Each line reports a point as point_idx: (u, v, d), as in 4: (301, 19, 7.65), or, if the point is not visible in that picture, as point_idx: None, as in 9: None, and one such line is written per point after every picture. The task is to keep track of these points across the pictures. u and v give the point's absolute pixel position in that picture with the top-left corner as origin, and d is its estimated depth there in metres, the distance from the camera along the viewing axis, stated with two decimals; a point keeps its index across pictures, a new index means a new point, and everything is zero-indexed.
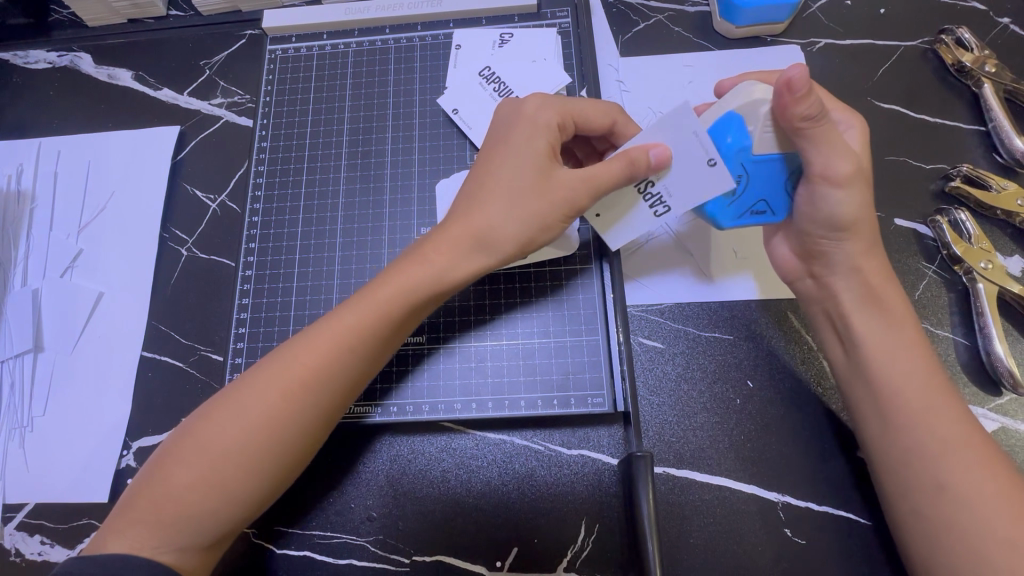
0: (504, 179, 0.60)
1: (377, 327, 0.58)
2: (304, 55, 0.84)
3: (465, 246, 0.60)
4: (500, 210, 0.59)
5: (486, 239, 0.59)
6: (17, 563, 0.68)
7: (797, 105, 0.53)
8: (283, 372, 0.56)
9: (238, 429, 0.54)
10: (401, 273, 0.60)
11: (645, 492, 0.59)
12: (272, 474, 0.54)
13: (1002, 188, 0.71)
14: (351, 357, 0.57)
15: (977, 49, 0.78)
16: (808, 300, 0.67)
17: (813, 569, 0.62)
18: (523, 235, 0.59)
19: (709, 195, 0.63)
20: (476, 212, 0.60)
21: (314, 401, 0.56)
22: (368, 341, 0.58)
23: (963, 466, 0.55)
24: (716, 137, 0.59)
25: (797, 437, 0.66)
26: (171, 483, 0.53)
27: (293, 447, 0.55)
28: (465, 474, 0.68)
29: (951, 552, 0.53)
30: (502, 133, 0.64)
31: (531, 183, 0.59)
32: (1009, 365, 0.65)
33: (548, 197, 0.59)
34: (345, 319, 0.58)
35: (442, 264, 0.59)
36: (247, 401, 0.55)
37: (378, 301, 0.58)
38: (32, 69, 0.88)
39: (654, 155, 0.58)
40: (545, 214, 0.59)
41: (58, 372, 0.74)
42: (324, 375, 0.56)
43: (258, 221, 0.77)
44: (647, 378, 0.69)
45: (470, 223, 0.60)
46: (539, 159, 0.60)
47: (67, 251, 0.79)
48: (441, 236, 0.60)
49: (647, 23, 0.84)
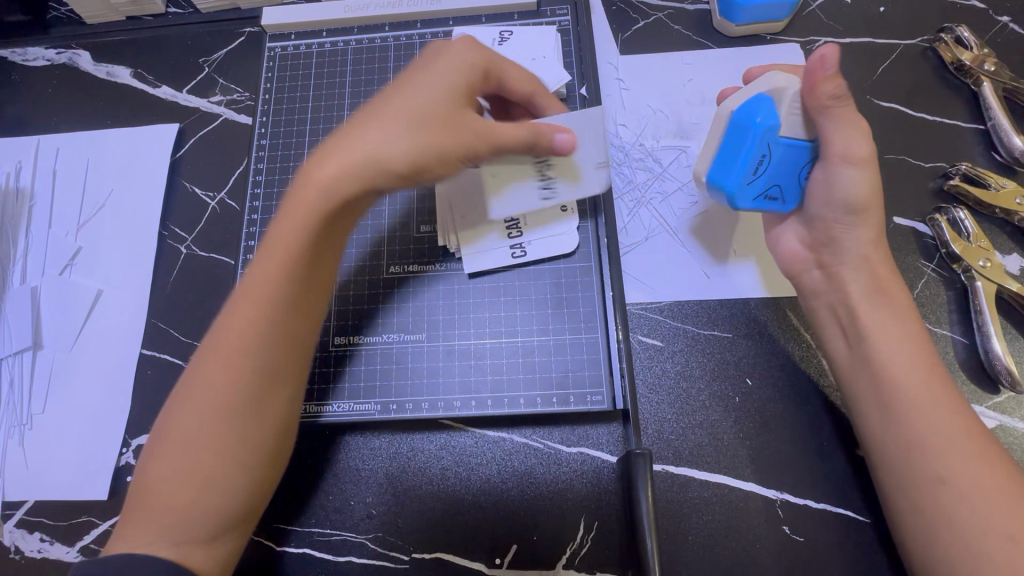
0: (385, 108, 0.58)
1: (292, 278, 0.56)
2: (303, 52, 0.84)
3: (353, 167, 0.56)
4: (379, 134, 0.56)
5: (375, 162, 0.56)
6: (17, 561, 0.68)
7: (825, 83, 0.56)
8: (218, 352, 0.55)
9: (199, 414, 0.54)
10: (297, 209, 0.56)
11: (644, 489, 0.59)
12: (236, 454, 0.54)
13: (1000, 186, 0.72)
14: (280, 312, 0.56)
15: (976, 47, 0.78)
16: (815, 293, 0.66)
17: (812, 565, 0.62)
18: (415, 156, 0.57)
19: (729, 173, 0.63)
20: (358, 135, 0.57)
21: (247, 365, 0.54)
22: (284, 294, 0.56)
23: (961, 462, 0.55)
24: (747, 116, 0.60)
25: (797, 434, 0.66)
26: (157, 490, 0.53)
27: (256, 417, 0.55)
28: (464, 471, 0.68)
29: (950, 550, 0.53)
30: (422, 60, 0.63)
31: (408, 108, 0.58)
32: (1007, 363, 0.66)
33: (420, 123, 0.57)
34: (264, 273, 0.56)
35: (333, 184, 0.56)
36: (198, 390, 0.54)
37: (289, 247, 0.56)
38: (30, 67, 0.88)
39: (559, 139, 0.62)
40: (440, 139, 0.57)
41: (57, 370, 0.74)
42: (252, 339, 0.55)
43: (257, 218, 0.77)
44: (645, 376, 0.69)
45: (354, 144, 0.56)
46: (447, 94, 0.59)
47: (66, 248, 0.79)
48: (328, 157, 0.56)
49: (646, 21, 0.84)
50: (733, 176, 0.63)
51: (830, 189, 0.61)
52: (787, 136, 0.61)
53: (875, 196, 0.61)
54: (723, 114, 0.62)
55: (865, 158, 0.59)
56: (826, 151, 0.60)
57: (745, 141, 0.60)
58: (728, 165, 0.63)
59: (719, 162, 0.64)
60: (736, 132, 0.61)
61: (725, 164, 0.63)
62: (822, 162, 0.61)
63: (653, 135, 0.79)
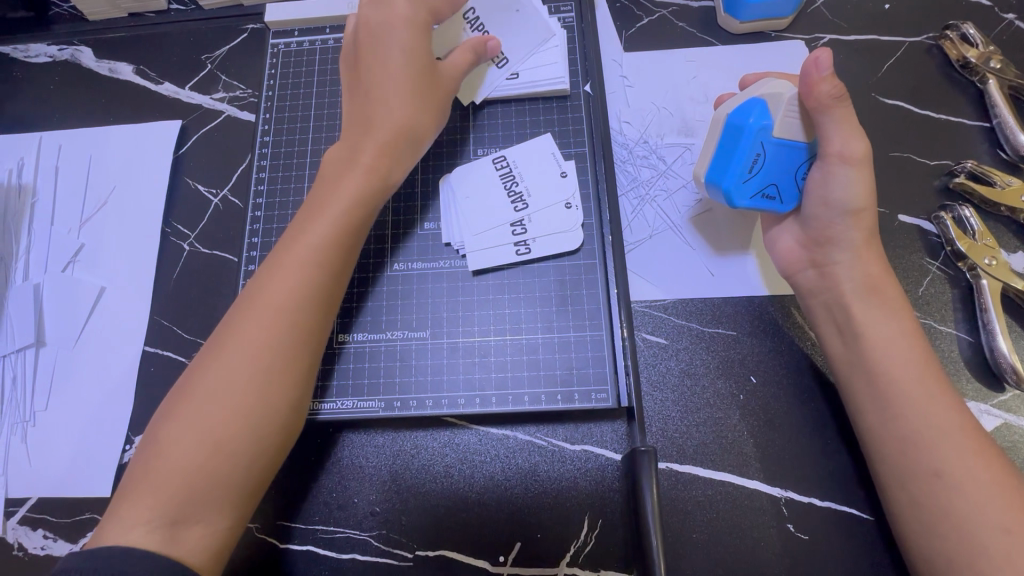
0: (392, 75, 0.65)
1: (330, 239, 0.61)
2: (307, 49, 0.84)
3: (387, 140, 0.64)
4: (401, 105, 0.65)
5: (403, 135, 0.65)
6: (20, 558, 0.68)
7: (823, 83, 0.57)
8: (255, 309, 0.58)
9: (226, 375, 0.55)
10: (339, 184, 0.63)
11: (648, 486, 0.59)
12: (260, 418, 0.55)
13: (1006, 184, 0.71)
14: (314, 276, 0.59)
15: (982, 45, 0.77)
16: (811, 292, 0.66)
17: (814, 563, 0.62)
18: (428, 125, 0.67)
19: (725, 171, 0.64)
20: (379, 109, 0.65)
21: (286, 326, 0.57)
22: (323, 254, 0.60)
23: (963, 459, 0.55)
24: (740, 116, 0.62)
25: (800, 433, 0.66)
26: (173, 456, 0.53)
27: (280, 380, 0.56)
28: (468, 468, 0.68)
29: (952, 548, 0.53)
30: (376, 29, 0.67)
31: (412, 71, 0.66)
32: (1013, 361, 0.65)
33: (430, 89, 0.67)
34: (306, 237, 0.61)
35: (370, 162, 0.64)
36: (229, 348, 0.56)
37: (332, 215, 0.61)
38: (32, 63, 0.87)
39: (491, 46, 0.72)
40: (436, 104, 0.68)
41: (60, 366, 0.74)
42: (292, 300, 0.58)
43: (260, 216, 0.77)
44: (650, 374, 0.69)
45: (380, 114, 0.65)
46: (420, 52, 0.66)
47: (68, 245, 0.79)
48: (365, 141, 0.64)
49: (650, 18, 0.84)
50: (728, 175, 0.64)
51: (830, 187, 0.62)
52: (782, 137, 0.62)
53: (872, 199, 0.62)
54: (719, 119, 0.64)
55: (860, 158, 0.60)
56: (825, 149, 0.61)
57: (738, 140, 0.62)
58: (724, 165, 0.64)
59: (715, 163, 0.65)
60: (729, 133, 0.63)
61: (721, 164, 0.64)
62: (822, 159, 0.61)
63: (658, 133, 0.79)
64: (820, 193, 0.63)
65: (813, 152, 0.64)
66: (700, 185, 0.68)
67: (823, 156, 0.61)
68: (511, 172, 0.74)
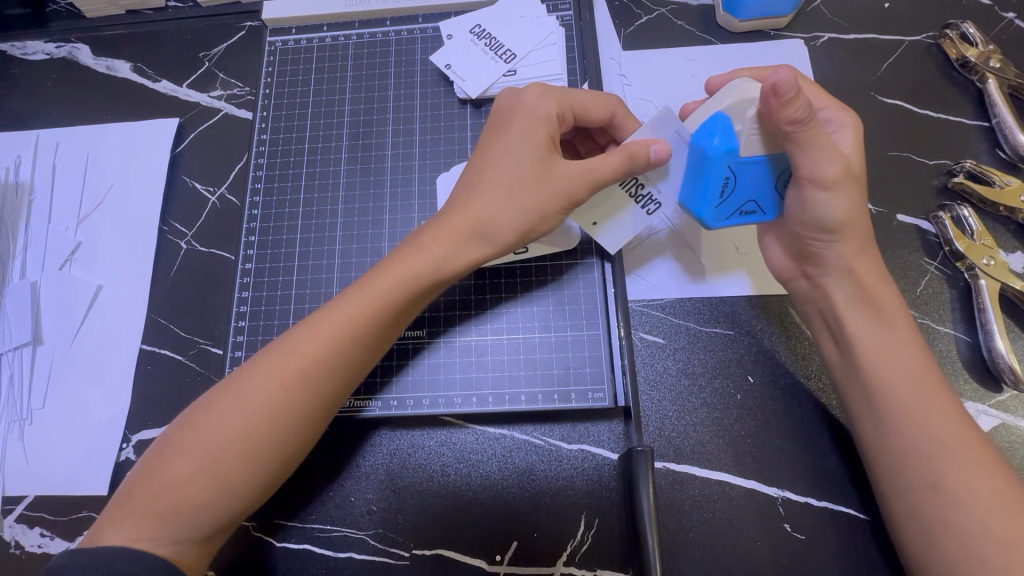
0: (501, 171, 0.60)
1: (375, 313, 0.58)
2: (304, 47, 0.84)
3: (467, 240, 0.60)
4: (499, 200, 0.59)
5: (486, 231, 0.60)
6: (16, 555, 0.68)
7: (785, 109, 0.52)
8: (283, 360, 0.56)
9: (239, 420, 0.54)
10: (400, 259, 0.60)
11: (645, 487, 0.59)
12: (271, 468, 0.55)
13: (1005, 183, 0.71)
14: (347, 347, 0.57)
15: (981, 44, 0.77)
16: (805, 299, 0.66)
17: (811, 563, 0.62)
18: (522, 225, 0.60)
19: (699, 196, 0.61)
20: (476, 199, 0.60)
21: (315, 388, 0.56)
22: (364, 328, 0.58)
23: (959, 464, 0.55)
24: (704, 136, 0.58)
25: (797, 433, 0.66)
26: (172, 483, 0.53)
27: (292, 442, 0.55)
28: (465, 468, 0.68)
29: (949, 551, 0.53)
30: (504, 115, 0.63)
31: (528, 172, 0.59)
32: (1011, 362, 0.65)
33: (542, 186, 0.59)
34: (345, 303, 0.59)
35: (444, 256, 0.60)
36: (248, 390, 0.55)
37: (379, 286, 0.59)
38: (30, 61, 0.87)
39: (655, 151, 0.59)
40: (542, 204, 0.59)
41: (56, 365, 0.74)
42: (322, 364, 0.56)
43: (257, 213, 0.77)
44: (647, 372, 0.69)
45: (472, 211, 0.60)
46: (538, 153, 0.60)
47: (65, 243, 0.79)
48: (442, 225, 0.61)
49: (649, 16, 0.84)
50: (701, 201, 0.62)
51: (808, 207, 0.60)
52: (748, 155, 0.58)
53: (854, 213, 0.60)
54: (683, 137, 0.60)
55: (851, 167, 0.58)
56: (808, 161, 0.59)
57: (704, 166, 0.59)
58: (695, 190, 0.62)
59: (686, 185, 0.62)
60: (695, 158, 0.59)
61: (692, 189, 0.62)
62: None
63: None
64: None
65: (780, 164, 0.60)
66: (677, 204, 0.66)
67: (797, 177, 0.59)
68: None
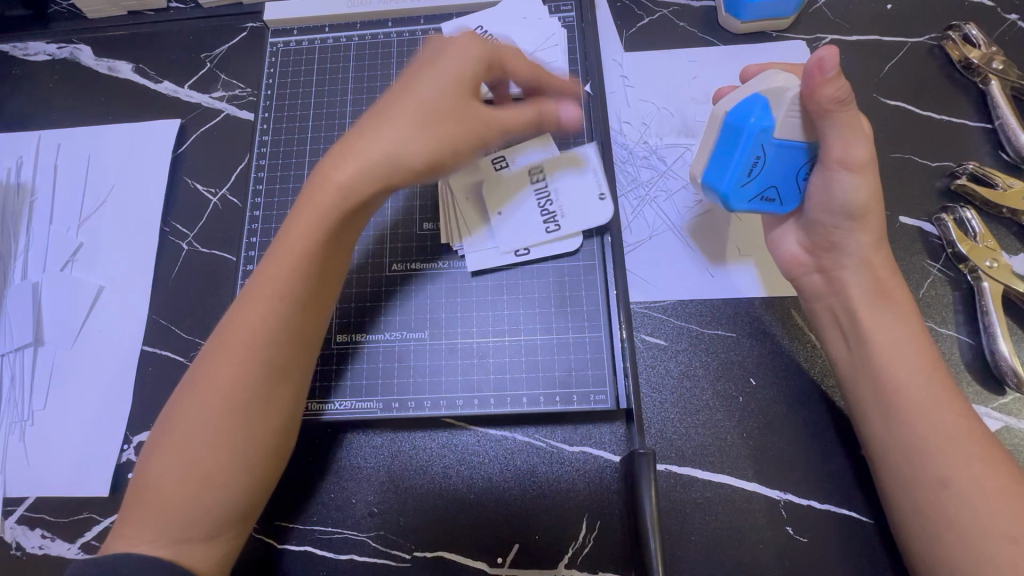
0: (401, 101, 0.57)
1: (304, 268, 0.56)
2: (305, 48, 0.83)
3: (377, 166, 0.55)
4: (403, 127, 0.56)
5: (394, 158, 0.55)
6: (17, 557, 0.67)
7: (825, 87, 0.54)
8: (228, 339, 0.55)
9: (206, 415, 0.54)
10: (312, 201, 0.56)
11: (647, 489, 0.59)
12: (246, 453, 0.54)
13: (1008, 185, 0.71)
14: (287, 308, 0.56)
15: (984, 46, 0.77)
16: (815, 296, 0.66)
17: (814, 566, 0.62)
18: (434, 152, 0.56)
19: (725, 173, 0.62)
20: (382, 126, 0.56)
21: (263, 356, 0.55)
22: (299, 286, 0.56)
23: (963, 465, 0.55)
24: (741, 116, 0.59)
25: (800, 435, 0.66)
26: (161, 487, 0.53)
27: (263, 422, 0.55)
28: (466, 470, 0.67)
29: (952, 553, 0.53)
30: (427, 51, 0.60)
31: (428, 100, 0.57)
32: (1014, 364, 0.65)
33: (449, 115, 0.57)
34: (275, 266, 0.57)
35: (355, 187, 0.56)
36: (205, 381, 0.54)
37: (307, 238, 0.56)
38: (31, 62, 0.87)
39: (564, 113, 0.64)
40: (452, 133, 0.57)
41: (58, 366, 0.74)
42: (268, 332, 0.55)
43: (259, 215, 0.77)
44: (649, 375, 0.69)
45: (378, 139, 0.56)
46: (449, 85, 0.57)
47: (66, 245, 0.79)
48: (348, 153, 0.56)
49: (651, 18, 0.84)
50: (727, 178, 0.62)
51: (831, 193, 0.61)
52: (782, 138, 0.59)
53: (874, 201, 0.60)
54: (719, 115, 0.61)
55: (861, 164, 0.58)
56: (826, 154, 0.59)
57: (738, 142, 0.60)
58: (722, 167, 0.62)
59: (715, 162, 0.62)
60: (729, 134, 0.60)
61: (720, 166, 0.62)
62: (823, 164, 0.60)
63: (657, 134, 0.79)
64: (822, 200, 0.62)
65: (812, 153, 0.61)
66: (697, 183, 0.66)
67: (823, 160, 0.60)
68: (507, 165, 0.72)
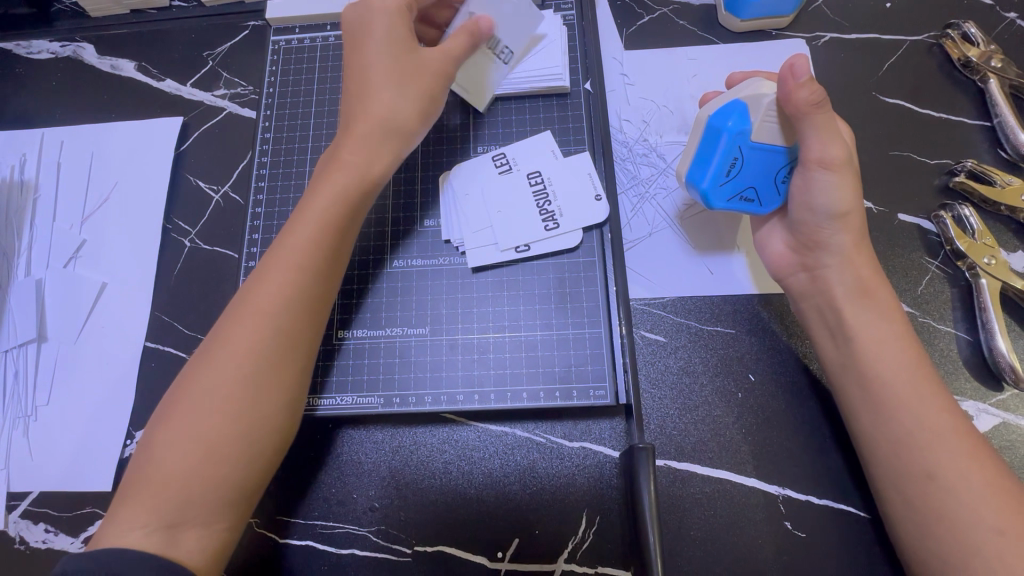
0: (379, 69, 0.65)
1: (322, 238, 0.61)
2: (307, 46, 0.84)
3: (378, 143, 0.64)
4: (391, 98, 0.64)
5: (389, 128, 0.64)
6: (21, 551, 0.68)
7: (800, 91, 0.55)
8: (247, 306, 0.58)
9: (216, 379, 0.55)
10: (328, 181, 0.63)
11: (645, 483, 0.59)
12: (249, 423, 0.55)
13: (1006, 183, 0.71)
14: (303, 278, 0.59)
15: (982, 44, 0.77)
16: (802, 295, 0.66)
17: (810, 561, 0.62)
18: (418, 112, 0.65)
19: (705, 173, 0.62)
20: (371, 104, 0.64)
21: (277, 322, 0.57)
22: (316, 256, 0.60)
23: (957, 458, 0.55)
24: (720, 119, 0.59)
25: (797, 432, 0.66)
26: (167, 459, 0.53)
27: (270, 387, 0.56)
28: (466, 464, 0.68)
29: (944, 547, 0.53)
30: (353, 26, 0.67)
31: (389, 62, 0.64)
32: (1012, 361, 0.65)
33: (408, 72, 0.65)
34: (293, 238, 0.61)
35: (362, 163, 0.63)
36: (218, 352, 0.56)
37: (325, 206, 0.62)
38: (35, 60, 0.88)
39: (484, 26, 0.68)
40: (420, 91, 0.65)
41: (60, 362, 0.75)
42: (281, 301, 0.58)
43: (260, 211, 0.77)
44: (648, 371, 0.69)
45: (371, 116, 0.64)
46: (404, 53, 0.65)
47: (70, 241, 0.79)
48: (353, 136, 0.64)
49: (651, 16, 0.84)
50: (707, 178, 0.62)
51: (811, 194, 0.61)
52: (759, 142, 0.60)
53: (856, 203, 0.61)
54: (701, 118, 0.62)
55: (840, 163, 0.59)
56: (804, 155, 0.59)
57: (716, 144, 0.60)
58: (702, 167, 0.63)
59: (696, 162, 0.63)
60: (708, 135, 0.61)
61: (700, 166, 0.63)
62: (802, 165, 0.60)
63: (657, 132, 0.79)
64: (803, 200, 0.62)
65: (792, 158, 0.61)
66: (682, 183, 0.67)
67: (803, 162, 0.60)
68: (511, 168, 0.74)
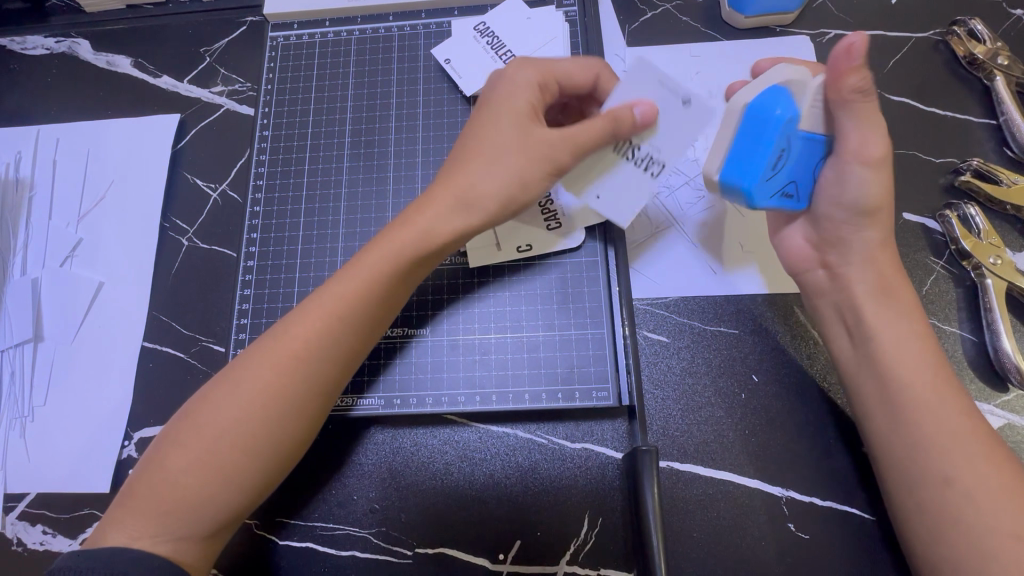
0: (490, 129, 0.60)
1: (366, 296, 0.58)
2: (306, 42, 0.83)
3: (450, 212, 0.59)
4: (480, 167, 0.59)
5: (466, 198, 0.59)
6: (18, 553, 0.67)
7: (850, 76, 0.53)
8: (277, 347, 0.56)
9: (232, 414, 0.54)
10: (388, 237, 0.60)
11: (649, 486, 0.59)
12: (263, 462, 0.54)
13: (1012, 182, 0.70)
14: (341, 332, 0.57)
15: (989, 41, 0.76)
16: (819, 292, 0.66)
17: (815, 564, 0.62)
18: (502, 190, 0.59)
19: (748, 170, 0.57)
20: (458, 171, 0.60)
21: (308, 375, 0.55)
22: (357, 311, 0.58)
23: (968, 463, 0.55)
24: (764, 108, 0.55)
25: (802, 434, 0.66)
26: (172, 479, 0.52)
27: (289, 429, 0.55)
28: (467, 466, 0.67)
29: (955, 552, 0.53)
30: (486, 90, 0.64)
31: (514, 138, 0.59)
32: (1017, 362, 0.65)
33: (529, 150, 0.59)
34: (336, 289, 0.58)
35: (429, 226, 0.59)
36: (243, 379, 0.55)
37: (371, 262, 0.59)
38: (29, 56, 0.87)
39: (641, 112, 0.59)
40: (522, 170, 0.59)
41: (57, 362, 0.74)
42: (316, 346, 0.56)
43: (259, 210, 0.76)
44: (651, 371, 0.69)
45: (453, 183, 0.60)
46: (521, 118, 0.60)
47: (66, 240, 0.78)
48: (429, 198, 0.60)
49: (654, 12, 0.83)
50: (751, 174, 0.57)
51: (843, 190, 0.59)
52: (806, 130, 0.57)
53: (874, 201, 0.59)
54: (735, 108, 0.56)
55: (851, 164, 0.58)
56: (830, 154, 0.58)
57: (762, 134, 0.56)
58: (745, 164, 0.57)
59: (733, 158, 0.57)
60: (750, 129, 0.56)
61: (739, 161, 0.57)
62: (839, 160, 0.58)
63: None
64: (835, 197, 0.61)
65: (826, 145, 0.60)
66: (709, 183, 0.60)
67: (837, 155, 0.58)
68: None
